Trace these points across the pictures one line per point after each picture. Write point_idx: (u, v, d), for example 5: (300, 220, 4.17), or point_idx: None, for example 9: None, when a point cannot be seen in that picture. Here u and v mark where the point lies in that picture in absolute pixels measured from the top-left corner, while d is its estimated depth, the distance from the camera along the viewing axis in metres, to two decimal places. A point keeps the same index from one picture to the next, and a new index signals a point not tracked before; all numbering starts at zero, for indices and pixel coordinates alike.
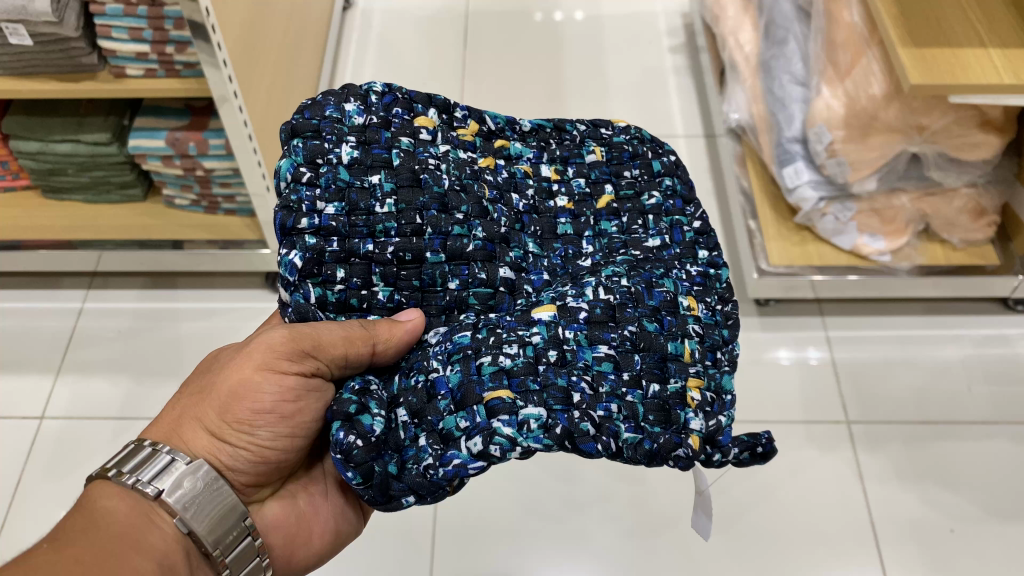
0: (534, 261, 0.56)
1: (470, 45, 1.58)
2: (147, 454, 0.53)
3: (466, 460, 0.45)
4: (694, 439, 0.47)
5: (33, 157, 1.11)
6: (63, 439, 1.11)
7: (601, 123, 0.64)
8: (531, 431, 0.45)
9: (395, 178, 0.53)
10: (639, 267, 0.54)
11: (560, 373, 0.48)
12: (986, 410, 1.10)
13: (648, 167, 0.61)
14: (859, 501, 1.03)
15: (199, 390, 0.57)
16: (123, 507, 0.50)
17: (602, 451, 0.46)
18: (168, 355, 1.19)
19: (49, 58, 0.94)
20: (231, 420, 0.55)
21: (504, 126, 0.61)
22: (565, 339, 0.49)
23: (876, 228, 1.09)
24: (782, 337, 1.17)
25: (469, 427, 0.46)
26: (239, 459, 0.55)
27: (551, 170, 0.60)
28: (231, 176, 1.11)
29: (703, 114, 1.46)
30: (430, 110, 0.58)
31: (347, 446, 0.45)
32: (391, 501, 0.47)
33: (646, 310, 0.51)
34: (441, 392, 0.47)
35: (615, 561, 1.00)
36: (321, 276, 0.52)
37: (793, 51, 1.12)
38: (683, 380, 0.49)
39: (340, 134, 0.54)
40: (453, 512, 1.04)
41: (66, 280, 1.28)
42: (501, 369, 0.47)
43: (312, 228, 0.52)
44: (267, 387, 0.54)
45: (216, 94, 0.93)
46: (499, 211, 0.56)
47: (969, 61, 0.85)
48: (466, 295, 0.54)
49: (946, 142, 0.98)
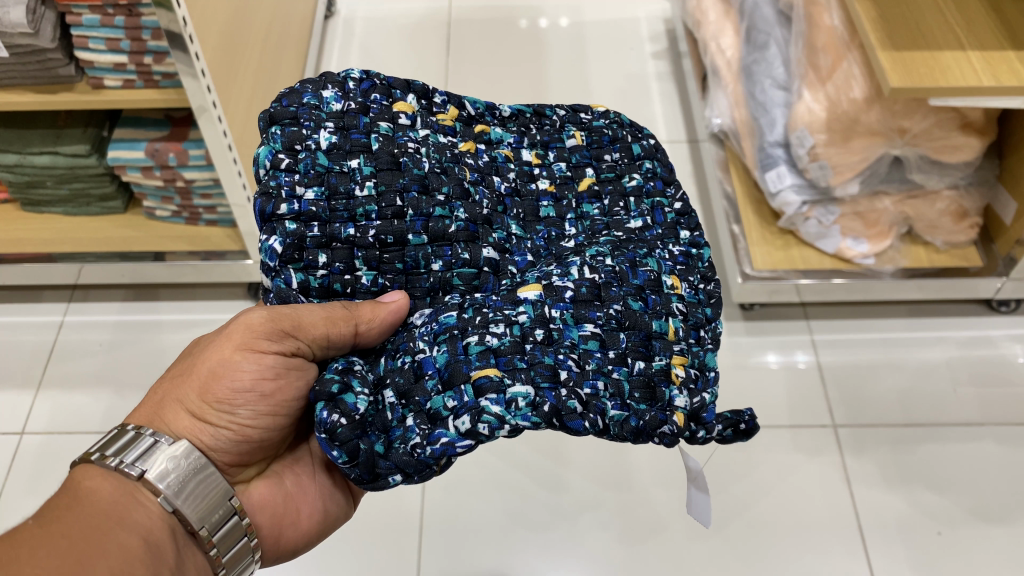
0: (517, 243, 0.55)
1: (453, 54, 1.57)
2: (130, 437, 0.51)
3: (454, 439, 0.44)
4: (679, 416, 0.46)
5: (10, 170, 1.09)
6: (44, 454, 1.09)
7: (580, 108, 0.63)
8: (518, 409, 0.44)
9: (374, 162, 0.53)
10: (622, 247, 0.54)
11: (547, 352, 0.47)
12: (972, 412, 1.10)
13: (628, 150, 0.61)
14: (847, 504, 1.03)
15: (178, 374, 0.56)
16: (106, 487, 0.49)
17: (590, 428, 0.45)
18: (151, 367, 1.18)
19: (26, 69, 0.93)
20: (212, 401, 0.54)
21: (484, 111, 0.61)
22: (551, 318, 0.49)
23: (859, 232, 1.09)
24: (767, 341, 1.17)
25: (457, 406, 0.45)
26: (221, 439, 0.54)
27: (531, 154, 0.60)
28: (211, 187, 1.11)
29: (686, 118, 1.46)
30: (409, 95, 0.57)
31: (331, 425, 0.44)
32: (377, 480, 0.45)
33: (631, 289, 0.51)
34: (428, 372, 0.47)
35: (604, 568, 0.99)
36: (303, 261, 0.51)
37: (774, 56, 1.13)
38: (667, 358, 0.49)
39: (318, 121, 0.53)
40: (440, 521, 1.03)
41: (46, 293, 1.26)
42: (488, 349, 0.47)
43: (292, 214, 0.51)
44: (248, 366, 0.54)
45: (195, 105, 0.92)
46: (480, 193, 0.55)
47: (949, 64, 0.85)
48: (450, 276, 0.53)
49: (927, 144, 0.98)
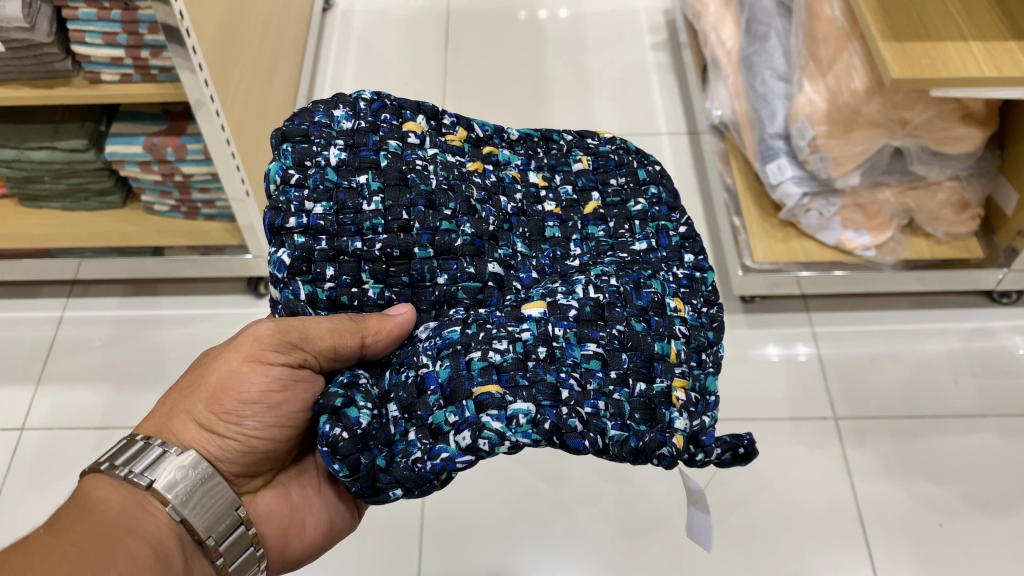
0: (523, 261, 0.55)
1: (452, 46, 1.57)
2: (140, 447, 0.51)
3: (454, 454, 0.44)
4: (678, 438, 0.46)
5: (8, 165, 1.09)
6: (44, 450, 1.09)
7: (587, 135, 0.63)
8: (519, 426, 0.44)
9: (383, 178, 0.52)
10: (627, 268, 0.54)
11: (549, 370, 0.47)
12: (973, 404, 1.10)
13: (634, 175, 0.60)
14: (848, 497, 1.03)
15: (185, 384, 0.56)
16: (116, 495, 0.49)
17: (590, 448, 0.44)
18: (150, 363, 1.18)
19: (22, 63, 0.92)
20: (220, 411, 0.54)
21: (493, 134, 0.60)
22: (554, 336, 0.48)
23: (860, 223, 1.09)
24: (767, 334, 1.17)
25: (458, 422, 0.45)
26: (228, 450, 0.54)
27: (539, 177, 0.59)
28: (210, 181, 1.10)
29: (686, 110, 1.45)
30: (419, 116, 0.57)
31: (333, 438, 0.44)
32: (378, 493, 0.45)
33: (635, 310, 0.51)
34: (430, 387, 0.47)
35: (605, 563, 0.99)
36: (310, 274, 0.51)
37: (774, 47, 1.12)
38: (668, 380, 0.49)
39: (329, 138, 0.53)
40: (441, 515, 1.03)
41: (46, 289, 1.26)
42: (490, 365, 0.46)
43: (300, 227, 0.50)
44: (255, 378, 0.54)
45: (192, 99, 0.92)
46: (487, 210, 0.55)
47: (951, 55, 0.84)
48: (455, 289, 0.52)
49: (929, 136, 0.98)
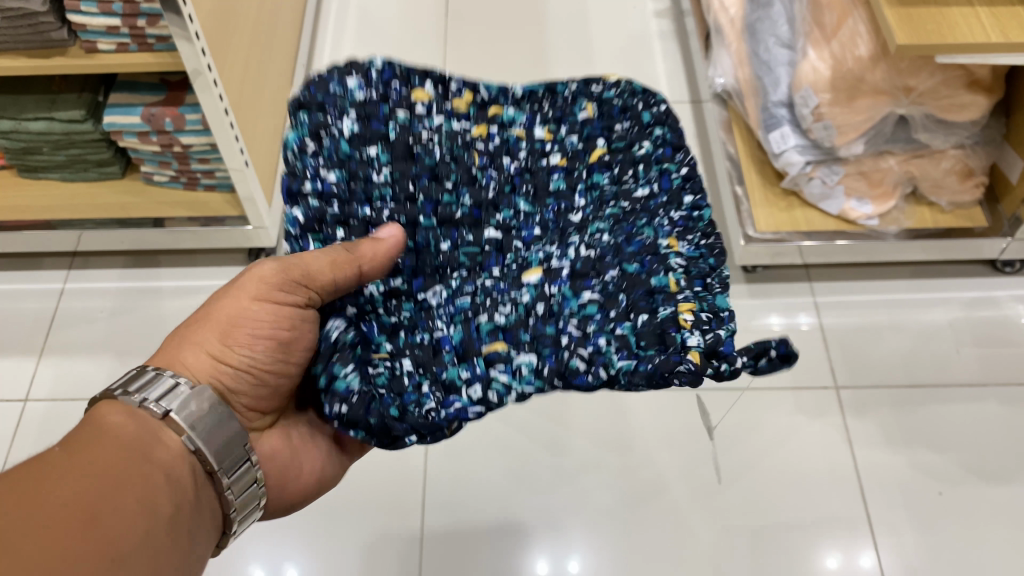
0: (525, 219, 0.56)
1: (453, 13, 1.55)
2: (151, 376, 0.51)
3: (466, 405, 0.48)
4: (695, 354, 0.46)
5: (6, 136, 1.08)
6: (48, 420, 1.10)
7: (592, 80, 0.62)
8: (524, 376, 0.49)
9: (391, 151, 0.55)
10: (623, 221, 0.54)
11: (549, 324, 0.50)
12: (974, 373, 1.09)
13: (638, 118, 0.59)
14: (848, 466, 1.03)
15: (195, 316, 0.56)
16: (127, 421, 0.48)
17: (594, 382, 0.48)
18: (152, 334, 1.18)
19: (18, 32, 0.91)
20: (231, 344, 0.54)
21: (498, 95, 0.60)
22: (552, 294, 0.51)
23: (864, 193, 1.08)
24: (769, 304, 1.17)
25: (470, 377, 0.49)
26: (239, 382, 0.54)
27: (544, 131, 0.59)
28: (209, 151, 1.09)
29: (689, 78, 1.44)
30: (426, 83, 0.58)
31: (348, 395, 0.47)
32: (394, 442, 0.48)
33: (626, 257, 0.52)
34: (446, 347, 0.50)
35: (606, 530, 1.00)
36: (323, 235, 0.54)
37: (778, 13, 1.10)
38: (672, 308, 0.49)
39: (341, 108, 0.55)
40: (442, 484, 1.03)
41: (47, 261, 1.26)
42: (497, 326, 0.50)
43: (315, 192, 0.53)
44: (263, 315, 0.54)
45: (189, 68, 0.91)
46: (488, 176, 0.57)
47: (957, 20, 0.83)
48: (457, 256, 0.54)
49: (934, 103, 0.97)
